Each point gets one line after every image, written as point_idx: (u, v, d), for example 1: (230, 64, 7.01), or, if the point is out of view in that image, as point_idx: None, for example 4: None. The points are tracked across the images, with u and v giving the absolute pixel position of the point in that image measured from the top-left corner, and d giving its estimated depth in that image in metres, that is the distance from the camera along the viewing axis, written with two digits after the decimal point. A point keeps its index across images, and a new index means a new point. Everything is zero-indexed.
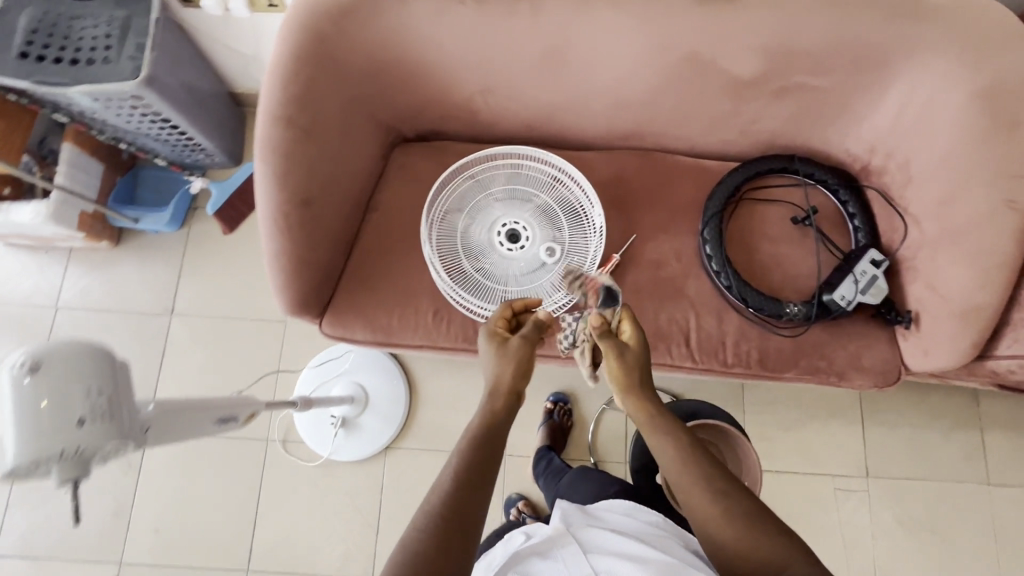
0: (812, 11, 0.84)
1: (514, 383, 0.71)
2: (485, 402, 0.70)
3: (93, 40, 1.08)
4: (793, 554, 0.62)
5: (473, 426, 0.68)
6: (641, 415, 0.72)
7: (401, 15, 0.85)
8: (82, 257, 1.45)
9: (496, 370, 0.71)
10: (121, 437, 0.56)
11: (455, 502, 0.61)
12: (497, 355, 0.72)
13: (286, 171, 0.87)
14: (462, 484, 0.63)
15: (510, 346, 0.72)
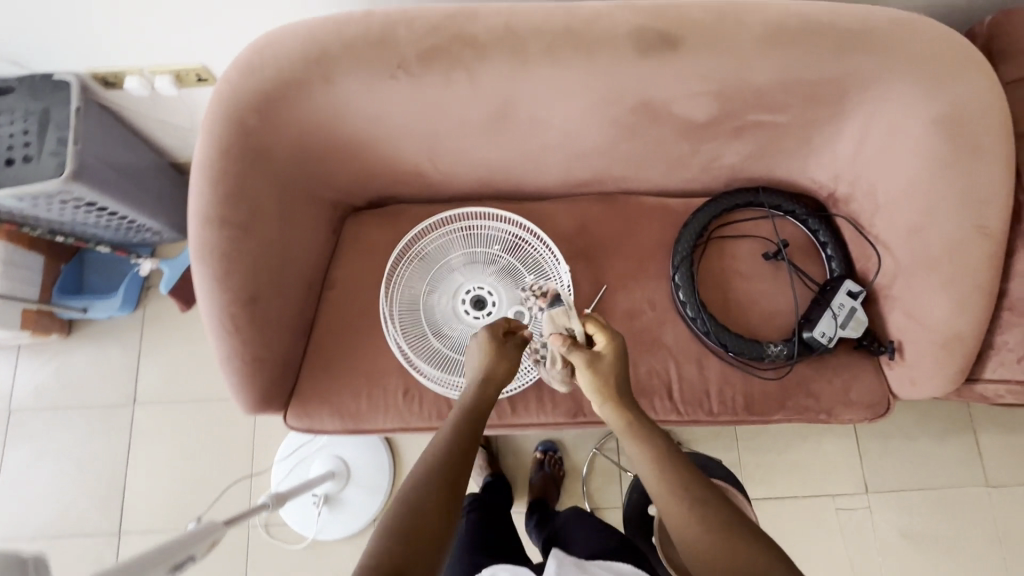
0: (760, 52, 0.80)
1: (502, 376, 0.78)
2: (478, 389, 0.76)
3: (11, 138, 1.01)
4: (771, 559, 0.61)
5: (466, 404, 0.75)
6: (618, 422, 0.76)
7: (331, 95, 0.80)
8: (34, 352, 1.38)
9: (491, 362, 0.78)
10: None
11: (443, 468, 0.66)
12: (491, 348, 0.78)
13: (227, 270, 0.82)
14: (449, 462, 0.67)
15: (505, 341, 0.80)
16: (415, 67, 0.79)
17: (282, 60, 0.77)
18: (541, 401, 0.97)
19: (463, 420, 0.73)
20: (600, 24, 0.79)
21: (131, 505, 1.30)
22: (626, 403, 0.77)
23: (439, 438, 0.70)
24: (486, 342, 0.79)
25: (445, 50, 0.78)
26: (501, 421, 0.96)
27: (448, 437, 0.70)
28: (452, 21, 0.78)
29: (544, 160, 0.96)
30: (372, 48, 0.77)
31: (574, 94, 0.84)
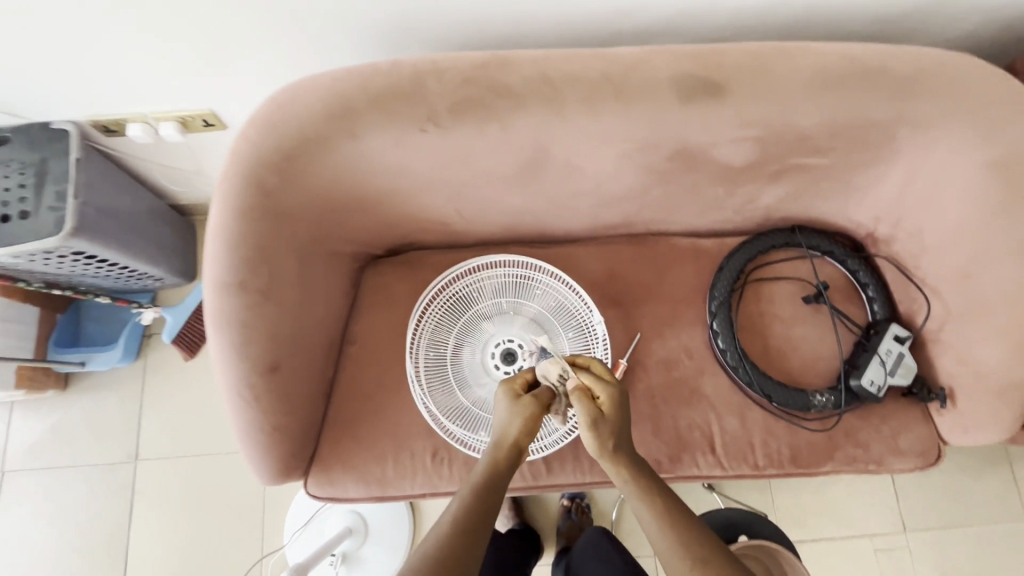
0: (803, 98, 0.77)
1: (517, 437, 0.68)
2: (489, 453, 0.67)
3: (6, 192, 0.96)
4: None
5: (478, 469, 0.67)
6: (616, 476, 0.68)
7: (354, 150, 0.76)
8: (30, 407, 1.30)
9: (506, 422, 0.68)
10: None
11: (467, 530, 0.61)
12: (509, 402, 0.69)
13: (246, 338, 0.77)
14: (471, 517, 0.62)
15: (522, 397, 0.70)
16: (445, 119, 0.75)
17: (303, 115, 0.73)
18: (577, 460, 0.91)
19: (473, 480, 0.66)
20: (638, 72, 0.76)
21: (135, 571, 1.22)
22: (625, 458, 0.67)
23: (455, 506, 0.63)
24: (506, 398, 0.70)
25: (477, 102, 0.74)
26: (535, 482, 0.91)
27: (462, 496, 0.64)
28: (483, 71, 0.74)
29: (574, 207, 0.92)
30: (399, 102, 0.73)
31: (611, 144, 0.80)
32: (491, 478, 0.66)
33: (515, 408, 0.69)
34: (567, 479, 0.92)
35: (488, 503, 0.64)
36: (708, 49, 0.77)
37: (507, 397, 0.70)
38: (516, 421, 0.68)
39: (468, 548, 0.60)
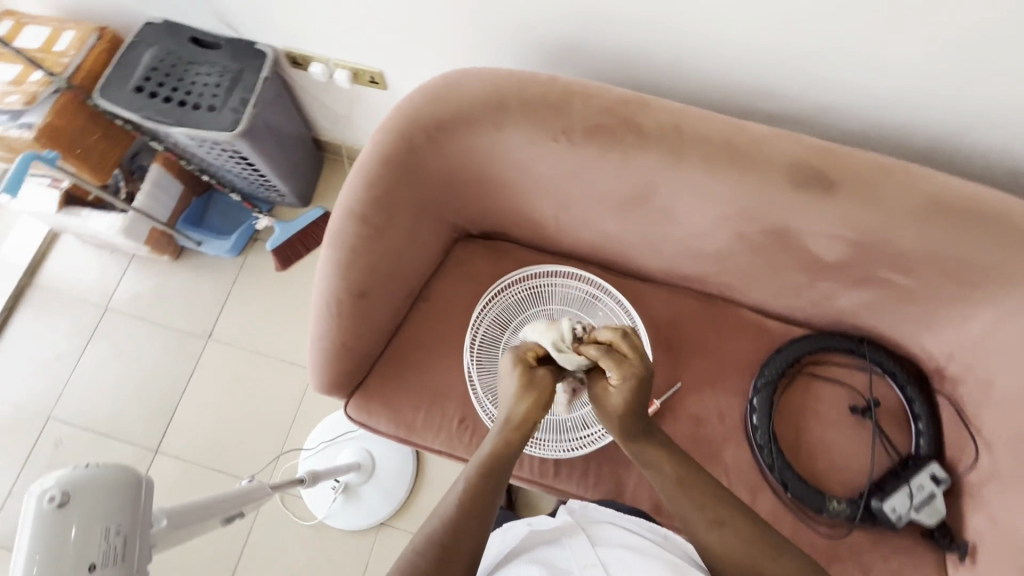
0: (910, 219, 0.80)
1: (531, 414, 0.73)
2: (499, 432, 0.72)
3: (204, 86, 1.15)
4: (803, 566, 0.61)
5: (485, 450, 0.71)
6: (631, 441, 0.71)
7: (492, 138, 0.87)
8: (144, 265, 1.51)
9: (519, 396, 0.73)
10: (141, 550, 0.53)
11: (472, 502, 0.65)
12: (523, 379, 0.74)
13: (349, 263, 0.90)
14: (477, 489, 0.66)
15: (536, 374, 0.75)
16: (578, 136, 0.84)
17: (463, 96, 0.84)
18: (585, 474, 0.97)
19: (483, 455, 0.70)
20: (760, 148, 0.82)
21: (174, 430, 1.38)
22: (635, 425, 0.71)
23: (459, 482, 0.67)
24: (519, 372, 0.75)
25: (610, 130, 0.83)
26: (540, 478, 0.97)
27: (473, 470, 0.68)
28: (624, 106, 0.83)
29: (659, 249, 0.99)
30: (545, 110, 0.84)
31: (714, 203, 0.86)
32: (498, 457, 0.69)
33: (528, 382, 0.74)
34: (571, 488, 0.97)
35: (494, 478, 0.68)
36: (833, 146, 0.82)
37: (520, 370, 0.75)
38: (529, 399, 0.73)
39: (474, 525, 0.63)
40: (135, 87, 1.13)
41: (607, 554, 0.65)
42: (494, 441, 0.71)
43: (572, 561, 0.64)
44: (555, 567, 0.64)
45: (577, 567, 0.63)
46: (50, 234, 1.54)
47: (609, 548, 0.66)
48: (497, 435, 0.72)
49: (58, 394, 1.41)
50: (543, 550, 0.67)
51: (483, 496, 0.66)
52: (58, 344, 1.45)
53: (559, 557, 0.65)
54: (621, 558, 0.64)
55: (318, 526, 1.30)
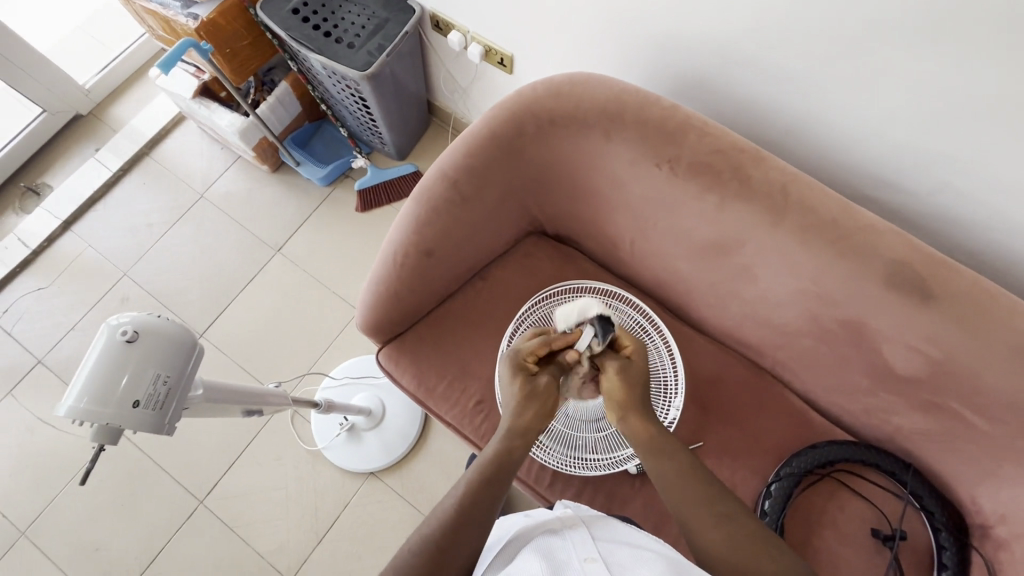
0: (1005, 358, 0.74)
1: (533, 422, 0.75)
2: (502, 438, 0.75)
3: (351, 24, 1.23)
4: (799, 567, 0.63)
5: (486, 455, 0.74)
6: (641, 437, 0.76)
7: (597, 146, 0.88)
8: (246, 168, 1.63)
9: (521, 408, 0.75)
10: (175, 406, 0.58)
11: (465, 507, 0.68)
12: (522, 393, 0.75)
13: (426, 222, 0.93)
14: (472, 495, 0.70)
15: (536, 385, 0.76)
16: (681, 169, 0.83)
17: (584, 99, 0.86)
18: (577, 496, 0.96)
19: (486, 462, 0.73)
20: (865, 236, 0.78)
21: (221, 323, 1.48)
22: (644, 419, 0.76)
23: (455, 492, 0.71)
24: (517, 386, 0.76)
25: (716, 171, 0.82)
26: (533, 484, 0.97)
27: (473, 476, 0.72)
28: (738, 153, 0.82)
29: (724, 305, 0.96)
30: (659, 134, 0.84)
31: (797, 276, 0.83)
32: (505, 457, 0.74)
33: (529, 394, 0.75)
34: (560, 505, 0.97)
35: (498, 482, 0.72)
36: (944, 257, 0.77)
37: (521, 383, 0.76)
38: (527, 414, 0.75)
39: (464, 523, 0.66)
40: (292, 9, 1.22)
41: (608, 546, 0.60)
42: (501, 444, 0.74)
43: (572, 551, 0.59)
44: (553, 555, 0.59)
45: (577, 556, 0.58)
46: (178, 115, 1.69)
47: (611, 542, 0.61)
48: (504, 438, 0.75)
49: (138, 257, 1.55)
50: (543, 540, 0.63)
51: (488, 500, 0.70)
52: (153, 214, 1.59)
53: (558, 546, 0.60)
54: (622, 553, 0.58)
55: (315, 454, 1.36)
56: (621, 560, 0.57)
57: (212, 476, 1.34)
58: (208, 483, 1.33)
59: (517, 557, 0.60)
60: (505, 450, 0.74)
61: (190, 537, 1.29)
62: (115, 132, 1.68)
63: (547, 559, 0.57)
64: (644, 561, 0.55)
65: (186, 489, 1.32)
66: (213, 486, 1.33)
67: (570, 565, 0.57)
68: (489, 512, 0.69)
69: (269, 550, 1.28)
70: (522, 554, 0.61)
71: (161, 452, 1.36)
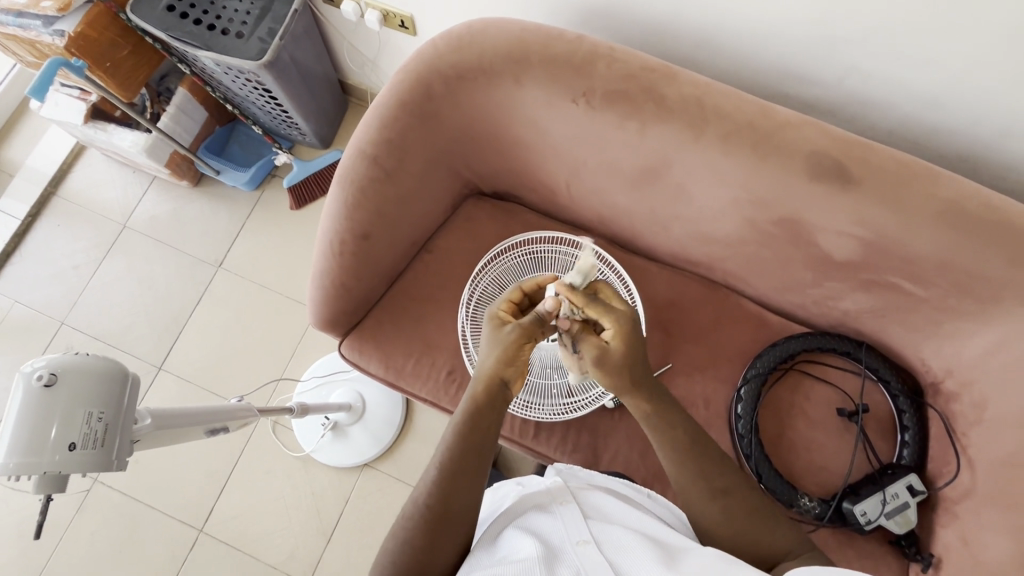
0: (929, 225, 0.78)
1: (496, 372, 0.70)
2: (471, 390, 0.71)
3: (235, 12, 1.15)
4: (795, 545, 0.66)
5: (460, 413, 0.71)
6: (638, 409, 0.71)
7: (511, 93, 0.85)
8: (164, 188, 1.54)
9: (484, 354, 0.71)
10: (120, 441, 0.57)
11: (445, 473, 0.68)
12: (488, 338, 0.72)
13: (356, 204, 0.90)
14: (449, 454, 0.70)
15: (502, 332, 0.71)
16: (597, 101, 0.82)
17: (487, 47, 0.83)
18: (563, 439, 0.98)
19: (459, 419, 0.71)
20: (785, 133, 0.79)
21: (177, 351, 1.43)
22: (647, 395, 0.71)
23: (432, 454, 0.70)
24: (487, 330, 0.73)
25: (632, 97, 0.81)
26: (519, 438, 0.98)
27: (449, 438, 0.70)
28: (650, 74, 0.81)
29: (668, 229, 0.97)
30: (568, 69, 0.82)
31: (728, 185, 0.84)
32: (483, 409, 0.70)
33: (494, 339, 0.71)
34: (549, 453, 0.99)
35: (477, 433, 0.70)
36: (860, 139, 0.79)
37: (488, 327, 0.73)
38: (496, 364, 0.70)
39: (446, 486, 0.67)
40: (167, 7, 1.13)
41: (600, 526, 0.62)
42: (474, 393, 0.71)
43: (562, 533, 0.61)
44: (545, 540, 0.60)
45: (570, 541, 0.60)
46: (77, 146, 1.57)
47: (603, 520, 0.63)
48: (472, 392, 0.71)
49: (72, 302, 1.46)
50: (532, 517, 0.64)
51: (476, 452, 0.69)
52: (76, 255, 1.50)
53: (549, 527, 0.62)
54: (616, 534, 0.60)
55: (306, 459, 1.35)
56: (615, 541, 0.59)
57: (207, 503, 1.32)
58: (204, 511, 1.31)
59: (508, 538, 0.62)
60: (483, 400, 0.70)
61: (198, 566, 1.28)
62: (12, 177, 1.56)
63: (540, 543, 0.59)
64: (634, 545, 0.58)
65: (183, 521, 1.31)
66: (209, 513, 1.31)
67: (564, 551, 0.59)
68: (478, 470, 0.69)
69: (280, 560, 1.28)
70: (514, 532, 0.63)
71: (148, 491, 1.33)
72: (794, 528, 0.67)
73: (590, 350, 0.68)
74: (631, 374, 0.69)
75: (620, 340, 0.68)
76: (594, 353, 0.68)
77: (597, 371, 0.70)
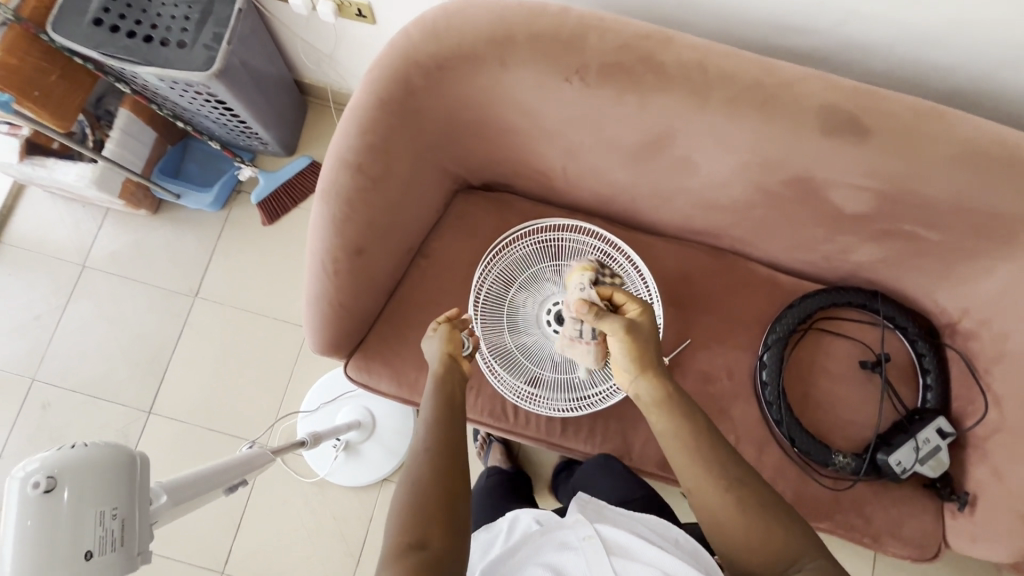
0: (946, 169, 0.76)
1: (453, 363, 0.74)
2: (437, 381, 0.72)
3: (171, 19, 1.03)
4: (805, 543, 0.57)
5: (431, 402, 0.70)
6: (652, 398, 0.68)
7: (497, 78, 0.79)
8: (120, 220, 1.42)
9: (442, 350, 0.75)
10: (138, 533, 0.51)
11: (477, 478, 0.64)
12: (445, 336, 0.75)
13: (345, 218, 0.83)
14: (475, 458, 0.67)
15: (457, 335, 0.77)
16: (593, 77, 0.76)
17: (465, 31, 0.76)
18: (591, 431, 0.96)
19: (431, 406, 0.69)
20: (792, 90, 0.75)
21: (165, 391, 1.34)
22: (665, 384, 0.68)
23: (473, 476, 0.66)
24: (443, 332, 0.76)
25: (629, 69, 0.76)
26: (546, 437, 0.96)
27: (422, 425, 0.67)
28: (644, 41, 0.75)
29: (672, 202, 0.93)
30: (557, 47, 0.75)
31: (735, 151, 0.80)
32: (447, 380, 0.72)
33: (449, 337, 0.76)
34: (578, 446, 0.96)
35: (454, 414, 0.68)
36: (869, 88, 0.76)
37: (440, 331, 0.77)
38: (444, 339, 0.75)
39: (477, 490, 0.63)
40: (93, 20, 1.01)
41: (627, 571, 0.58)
42: (438, 365, 0.73)
43: None
44: None
45: None
46: (15, 186, 1.44)
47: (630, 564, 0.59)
48: (436, 384, 0.72)
49: (41, 355, 1.36)
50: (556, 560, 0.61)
51: None
52: (36, 304, 1.38)
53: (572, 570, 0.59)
54: None
55: (321, 483, 1.30)
56: None
57: (224, 543, 1.26)
58: (222, 552, 1.26)
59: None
60: (440, 376, 0.72)
61: None
62: None
63: None
64: None
65: (203, 566, 1.25)
66: (228, 553, 1.26)
67: None
68: None
69: None
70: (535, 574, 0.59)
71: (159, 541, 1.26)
72: (807, 532, 0.58)
73: (616, 322, 0.69)
74: (654, 351, 0.70)
75: (645, 319, 0.71)
76: (622, 324, 0.69)
77: (621, 348, 0.70)
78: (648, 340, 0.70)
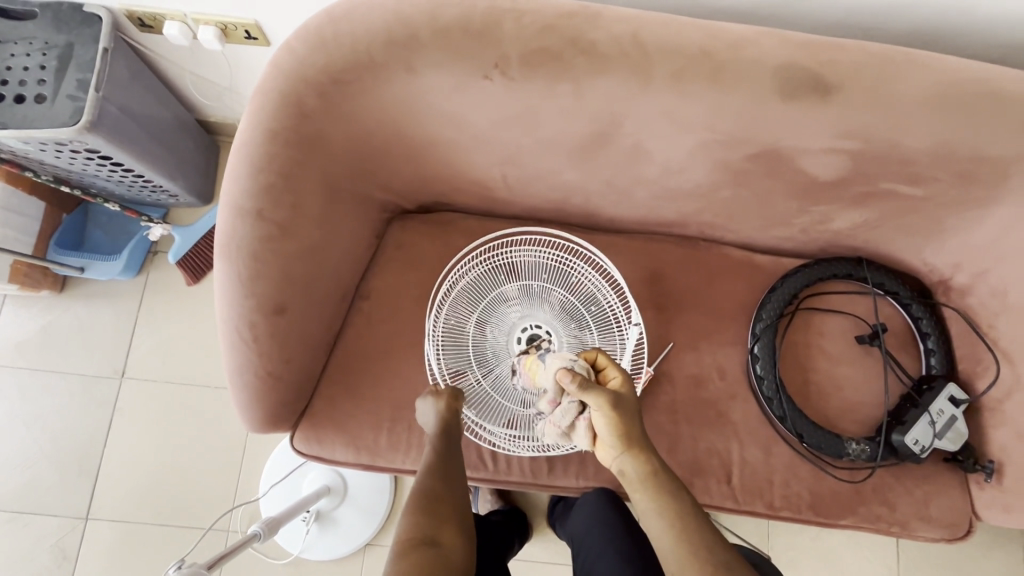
0: (919, 116, 0.68)
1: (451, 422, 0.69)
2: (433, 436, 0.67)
3: (24, 71, 0.88)
4: None
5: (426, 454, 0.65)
6: (636, 473, 0.59)
7: (406, 86, 0.67)
8: (21, 305, 1.25)
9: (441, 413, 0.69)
10: None
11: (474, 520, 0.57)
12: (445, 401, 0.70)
13: (254, 273, 0.70)
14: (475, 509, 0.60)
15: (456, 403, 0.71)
16: (515, 69, 0.66)
17: (359, 36, 0.64)
18: (582, 463, 0.85)
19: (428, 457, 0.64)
20: (741, 52, 0.66)
21: (103, 489, 1.18)
22: (650, 458, 0.60)
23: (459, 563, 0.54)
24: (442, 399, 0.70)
25: (555, 54, 0.65)
26: (533, 479, 0.85)
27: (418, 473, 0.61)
28: (568, 21, 0.65)
29: (629, 196, 0.83)
30: (468, 40, 0.64)
31: (689, 130, 0.71)
32: (446, 428, 0.68)
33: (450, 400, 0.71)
34: (572, 483, 0.86)
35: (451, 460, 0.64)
36: (823, 39, 0.67)
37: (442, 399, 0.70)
38: (444, 396, 0.70)
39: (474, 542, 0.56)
40: None
41: None
42: (437, 416, 0.69)
43: None
44: None
45: None
46: None
47: None
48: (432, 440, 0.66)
49: None
50: None
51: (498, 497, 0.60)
52: None
53: None
54: None
55: (296, 563, 1.15)
56: None
57: None
58: None
59: None
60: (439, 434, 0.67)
61: None
62: None
63: None
64: None
65: None
66: None
67: None
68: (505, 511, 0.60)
69: None
70: None
71: None
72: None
73: (601, 394, 0.61)
74: (640, 423, 0.62)
75: (627, 389, 0.64)
76: (607, 397, 0.61)
77: (604, 423, 0.61)
78: (633, 411, 0.62)
